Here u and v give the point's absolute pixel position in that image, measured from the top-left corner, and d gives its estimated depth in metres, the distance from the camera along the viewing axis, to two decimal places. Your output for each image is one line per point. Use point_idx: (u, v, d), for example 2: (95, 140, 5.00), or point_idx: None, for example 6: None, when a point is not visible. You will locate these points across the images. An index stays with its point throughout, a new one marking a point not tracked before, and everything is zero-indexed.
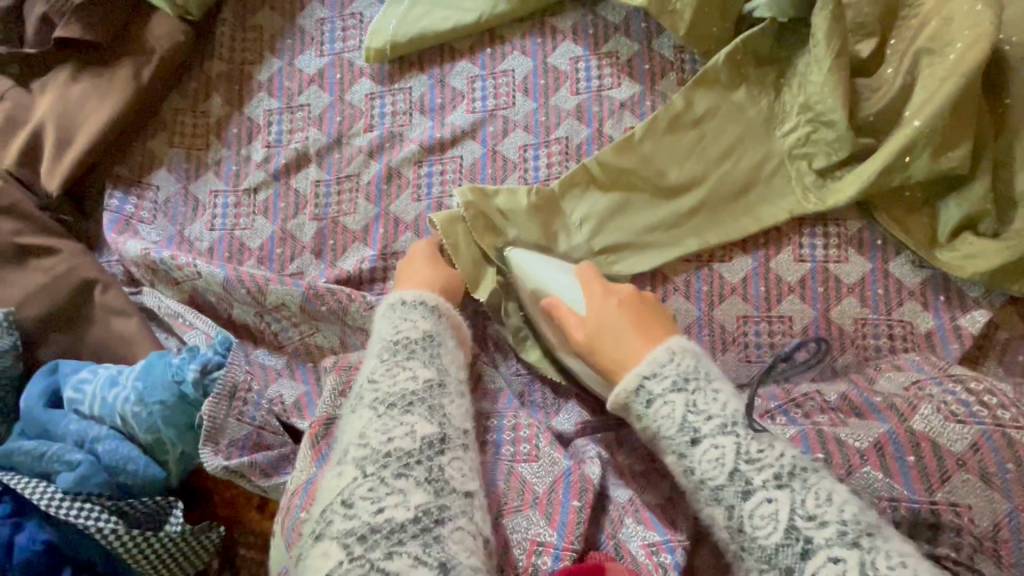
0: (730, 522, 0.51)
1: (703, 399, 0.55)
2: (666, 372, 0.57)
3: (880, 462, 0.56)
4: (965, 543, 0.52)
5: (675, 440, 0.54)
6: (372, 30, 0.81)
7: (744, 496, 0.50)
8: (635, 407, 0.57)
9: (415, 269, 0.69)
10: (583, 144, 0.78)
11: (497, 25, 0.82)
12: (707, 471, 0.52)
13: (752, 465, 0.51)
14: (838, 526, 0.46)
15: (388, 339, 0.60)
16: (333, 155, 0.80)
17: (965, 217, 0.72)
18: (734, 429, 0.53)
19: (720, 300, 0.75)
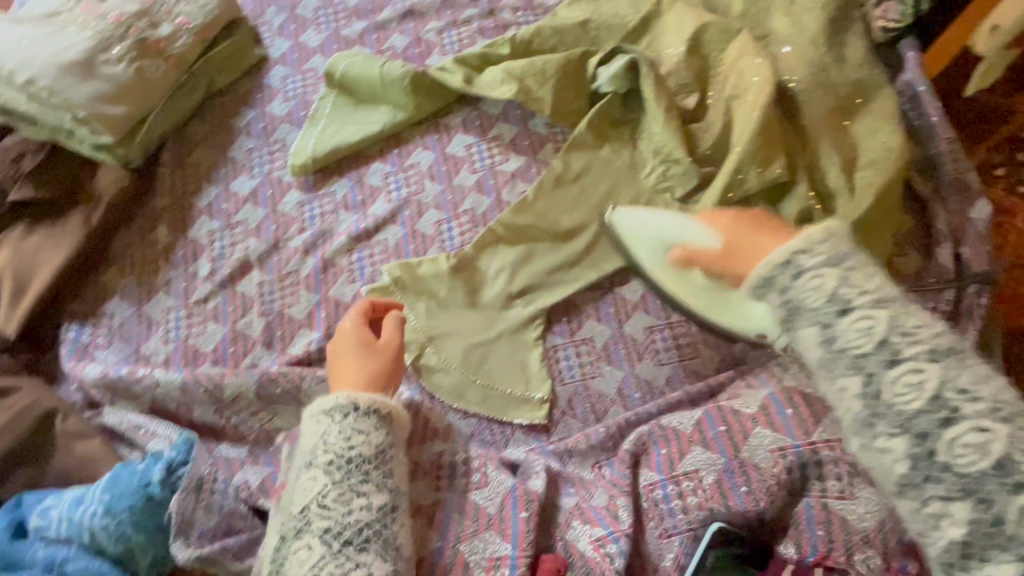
0: (868, 389, 0.50)
1: (854, 275, 0.52)
2: (819, 248, 0.53)
3: (767, 420, 0.65)
4: (845, 470, 0.61)
5: (824, 308, 0.51)
6: (294, 150, 0.95)
7: (890, 365, 0.49)
8: (769, 293, 0.55)
9: (346, 365, 0.69)
10: (487, 212, 0.93)
11: (400, 131, 0.98)
12: (811, 302, 0.52)
13: (859, 333, 0.50)
14: (933, 355, 0.49)
15: (341, 454, 0.62)
16: (273, 258, 0.91)
17: (799, 212, 0.88)
18: (850, 300, 0.51)
19: (627, 317, 0.87)
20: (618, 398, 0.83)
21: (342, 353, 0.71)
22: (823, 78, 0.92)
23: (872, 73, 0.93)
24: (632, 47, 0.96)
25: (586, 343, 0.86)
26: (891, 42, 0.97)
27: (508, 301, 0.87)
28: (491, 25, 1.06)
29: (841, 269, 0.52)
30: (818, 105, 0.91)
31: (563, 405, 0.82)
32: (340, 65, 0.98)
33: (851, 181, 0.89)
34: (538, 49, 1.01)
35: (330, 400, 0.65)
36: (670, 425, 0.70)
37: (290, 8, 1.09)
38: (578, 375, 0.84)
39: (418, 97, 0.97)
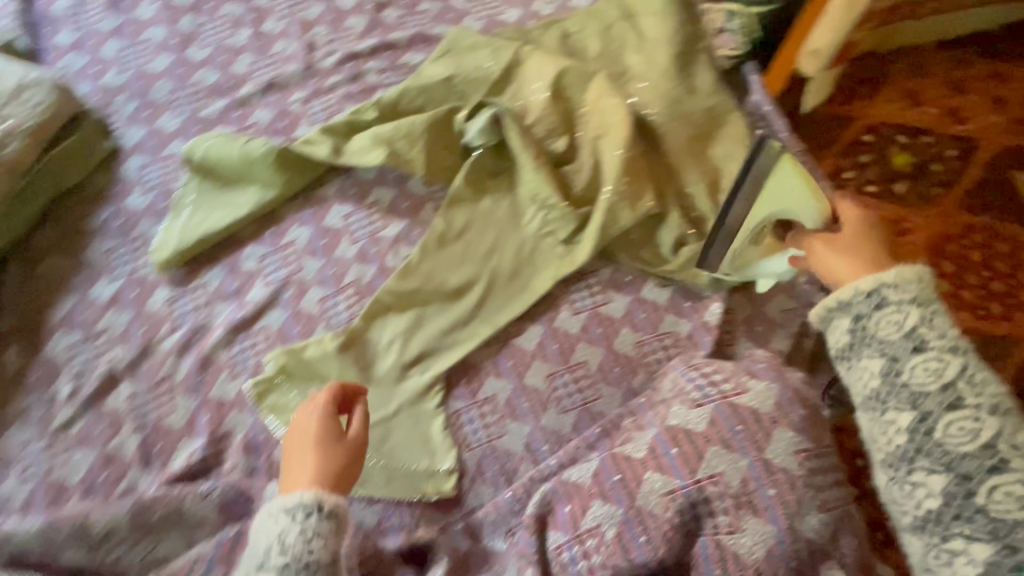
0: (918, 423, 0.59)
1: (934, 319, 0.60)
2: (908, 287, 0.61)
3: (656, 463, 0.66)
4: (730, 505, 0.63)
5: (899, 351, 0.60)
6: (156, 245, 0.90)
7: (952, 408, 0.58)
8: (839, 317, 0.64)
9: (303, 457, 0.68)
10: (372, 281, 0.90)
11: (272, 209, 0.94)
12: (889, 341, 0.60)
13: (926, 373, 0.59)
14: (992, 406, 0.57)
15: (298, 557, 0.61)
16: (144, 366, 0.84)
17: (676, 239, 0.91)
18: (923, 341, 0.59)
19: (527, 368, 0.86)
20: (527, 454, 0.81)
21: (302, 441, 0.70)
22: (678, 108, 0.97)
23: (722, 99, 0.98)
24: (496, 101, 0.98)
25: (489, 401, 0.84)
26: (735, 67, 1.03)
27: (403, 371, 0.84)
28: (356, 89, 1.05)
29: (922, 311, 0.60)
30: (678, 135, 0.95)
31: (472, 472, 0.79)
32: (199, 149, 0.94)
33: (718, 202, 0.93)
34: (406, 109, 1.00)
35: (292, 497, 0.64)
36: (571, 480, 0.70)
37: (141, 94, 1.04)
38: (484, 437, 0.81)
39: (285, 173, 0.94)
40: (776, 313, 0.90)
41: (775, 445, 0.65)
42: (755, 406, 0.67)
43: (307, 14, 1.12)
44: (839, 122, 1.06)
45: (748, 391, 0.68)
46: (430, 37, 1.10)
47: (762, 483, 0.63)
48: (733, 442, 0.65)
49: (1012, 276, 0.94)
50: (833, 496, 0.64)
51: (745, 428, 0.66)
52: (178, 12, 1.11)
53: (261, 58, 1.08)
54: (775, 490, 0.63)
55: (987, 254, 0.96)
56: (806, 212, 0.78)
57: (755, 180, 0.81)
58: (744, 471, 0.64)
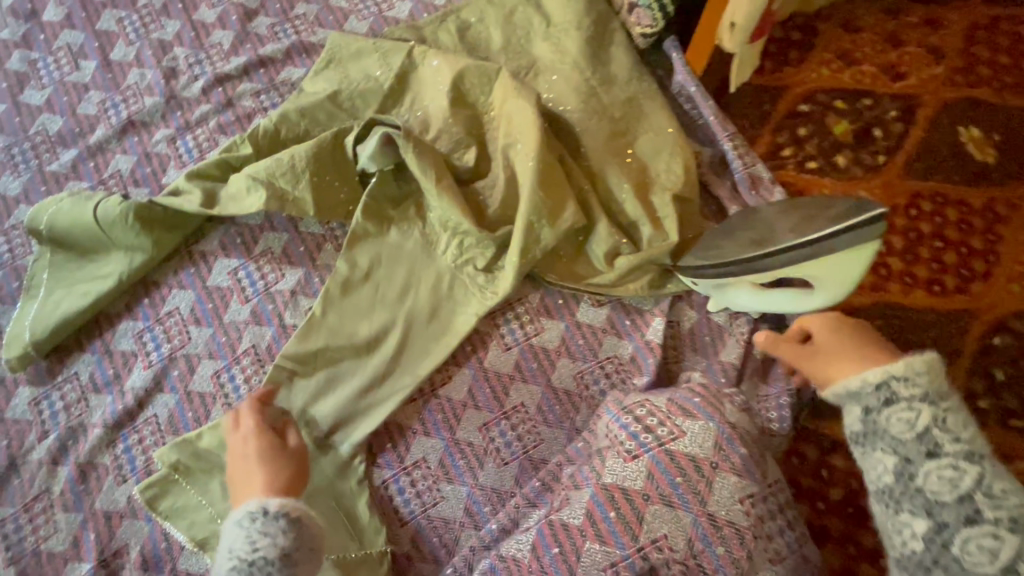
0: (932, 532, 0.53)
1: (950, 420, 0.55)
2: (918, 380, 0.57)
3: (595, 531, 0.60)
4: (678, 571, 0.58)
5: (910, 452, 0.55)
6: (7, 339, 0.76)
7: (969, 521, 0.51)
8: (850, 405, 0.60)
9: (250, 474, 0.64)
10: (272, 345, 0.79)
11: (145, 274, 0.82)
12: (901, 443, 0.56)
13: (940, 480, 0.53)
14: (1016, 520, 0.50)
15: (245, 560, 0.58)
16: (13, 483, 0.72)
17: (607, 250, 0.82)
18: (938, 446, 0.55)
19: (458, 421, 0.77)
20: (467, 519, 0.73)
21: (243, 459, 0.66)
22: (593, 103, 0.87)
23: (641, 88, 0.89)
24: (388, 116, 0.85)
25: (419, 465, 0.75)
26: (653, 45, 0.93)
27: (319, 445, 0.75)
28: (231, 118, 0.91)
29: (936, 411, 0.56)
30: (597, 134, 0.85)
31: (408, 549, 0.72)
32: (44, 217, 0.80)
33: (649, 204, 0.83)
34: (288, 137, 0.87)
35: (240, 508, 0.61)
36: (508, 553, 0.63)
37: None
38: (417, 507, 0.73)
39: (153, 232, 0.80)
40: (723, 318, 0.81)
41: (719, 495, 0.60)
42: (694, 451, 0.61)
43: (163, 34, 0.96)
44: (773, 93, 0.96)
45: (685, 434, 0.62)
46: (309, 46, 0.96)
47: (710, 541, 0.58)
48: (675, 499, 0.59)
49: (965, 243, 0.89)
50: (784, 542, 0.61)
51: (685, 479, 0.60)
52: (6, 48, 0.94)
53: (113, 93, 0.92)
54: (724, 548, 0.58)
55: (938, 223, 0.89)
56: (834, 291, 0.70)
57: (830, 252, 0.66)
58: (690, 530, 0.58)
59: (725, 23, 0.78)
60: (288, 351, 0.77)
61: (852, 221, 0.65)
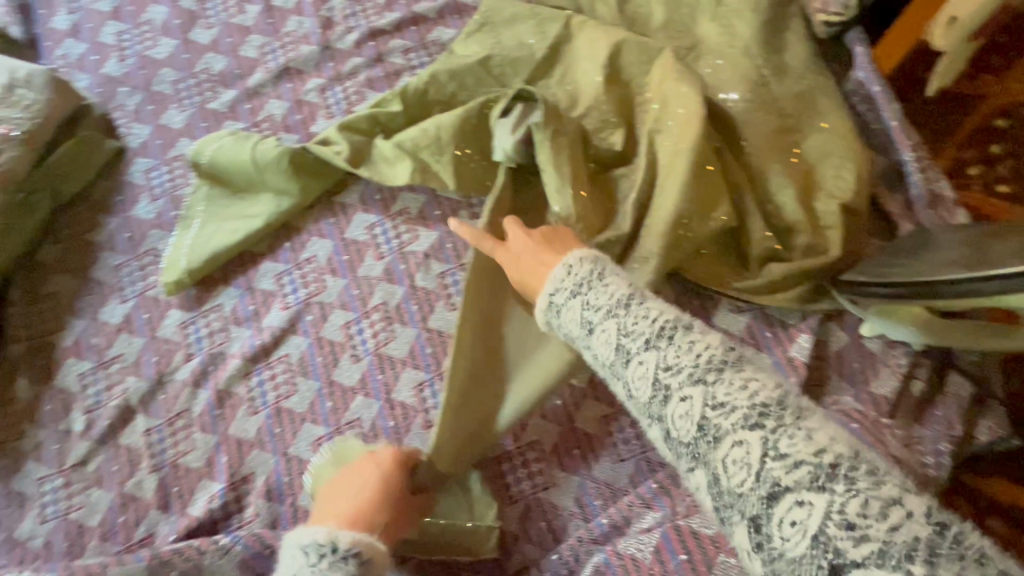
0: (668, 438, 0.45)
1: (719, 394, 0.43)
2: (682, 363, 0.45)
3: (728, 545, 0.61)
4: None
5: (612, 360, 0.50)
6: (166, 264, 0.81)
7: (664, 399, 0.45)
8: (649, 420, 0.47)
9: (343, 496, 0.59)
10: (401, 304, 0.80)
11: (289, 219, 0.84)
12: (602, 353, 0.51)
13: (638, 378, 0.47)
14: (694, 375, 0.44)
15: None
16: (159, 398, 0.78)
17: (758, 254, 0.77)
18: (625, 347, 0.49)
19: (577, 408, 0.75)
20: (577, 509, 0.71)
21: (352, 480, 0.61)
22: (762, 94, 0.80)
23: (816, 82, 0.81)
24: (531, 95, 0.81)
25: (534, 446, 0.74)
26: (834, 37, 0.84)
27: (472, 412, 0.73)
28: (380, 73, 0.91)
29: (619, 315, 0.51)
30: (763, 129, 0.79)
31: (513, 528, 0.71)
32: (206, 152, 0.83)
33: (811, 212, 0.77)
34: (435, 98, 0.86)
35: (309, 531, 0.51)
36: (626, 552, 0.63)
37: (145, 86, 0.93)
38: (528, 488, 0.73)
39: (301, 179, 0.83)
40: (877, 345, 0.75)
41: None
42: None
43: None
44: (964, 103, 0.86)
45: None
46: (463, 8, 0.94)
47: None
48: None
49: None
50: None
51: None
52: None
53: (272, 39, 0.95)
54: None
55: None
56: None
57: None
58: None
59: (942, 19, 0.70)
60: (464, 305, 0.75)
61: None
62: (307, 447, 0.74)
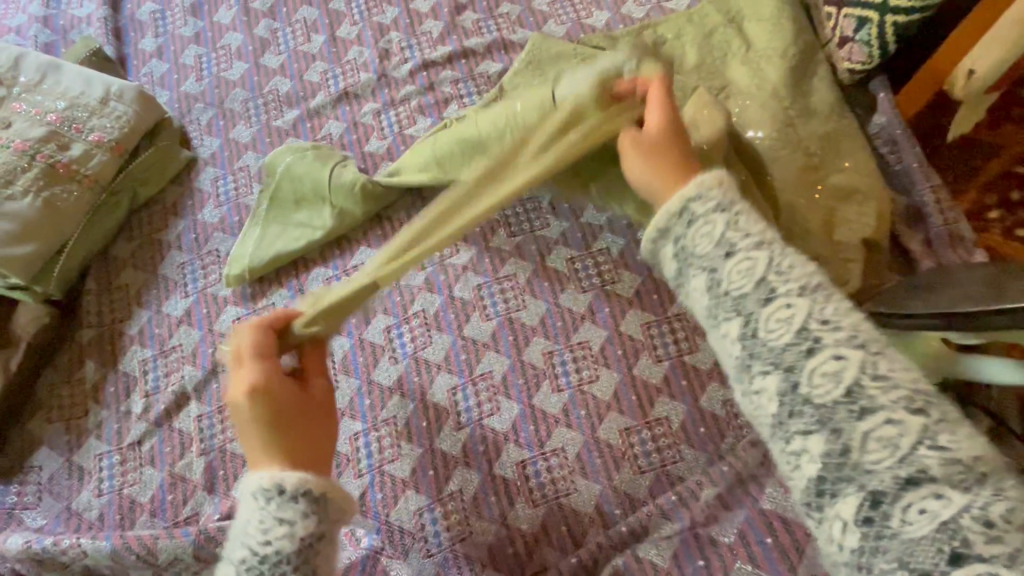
0: (785, 386, 0.47)
1: (878, 369, 0.45)
2: (843, 326, 0.47)
3: (747, 552, 0.65)
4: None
5: (752, 292, 0.50)
6: (230, 259, 0.89)
7: (809, 353, 0.46)
8: (769, 371, 0.48)
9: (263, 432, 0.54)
10: (439, 312, 0.85)
11: (346, 229, 0.91)
12: (739, 283, 0.51)
13: (776, 323, 0.49)
14: (857, 343, 0.46)
15: (256, 551, 0.49)
16: (211, 386, 0.84)
17: None
18: (773, 288, 0.50)
19: (601, 420, 0.79)
20: (597, 516, 0.74)
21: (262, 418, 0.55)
22: (789, 133, 0.85)
23: (840, 124, 0.86)
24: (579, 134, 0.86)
25: (558, 454, 0.77)
26: (859, 84, 0.89)
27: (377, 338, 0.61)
28: (430, 100, 0.99)
29: (768, 250, 0.52)
30: (789, 166, 0.83)
31: (535, 531, 0.74)
32: (282, 162, 0.92)
33: (833, 245, 0.80)
34: None
35: (253, 479, 0.51)
36: (647, 557, 0.68)
37: (218, 103, 1.02)
38: (551, 494, 0.76)
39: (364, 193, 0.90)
40: None
41: None
42: None
43: (383, 18, 1.07)
44: (981, 151, 0.89)
45: None
46: (509, 44, 1.02)
47: None
48: None
49: None
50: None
51: None
52: (255, 17, 1.09)
53: (334, 66, 1.04)
54: None
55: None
56: None
57: None
58: None
59: (961, 70, 0.78)
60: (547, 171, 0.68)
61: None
62: (346, 439, 0.80)
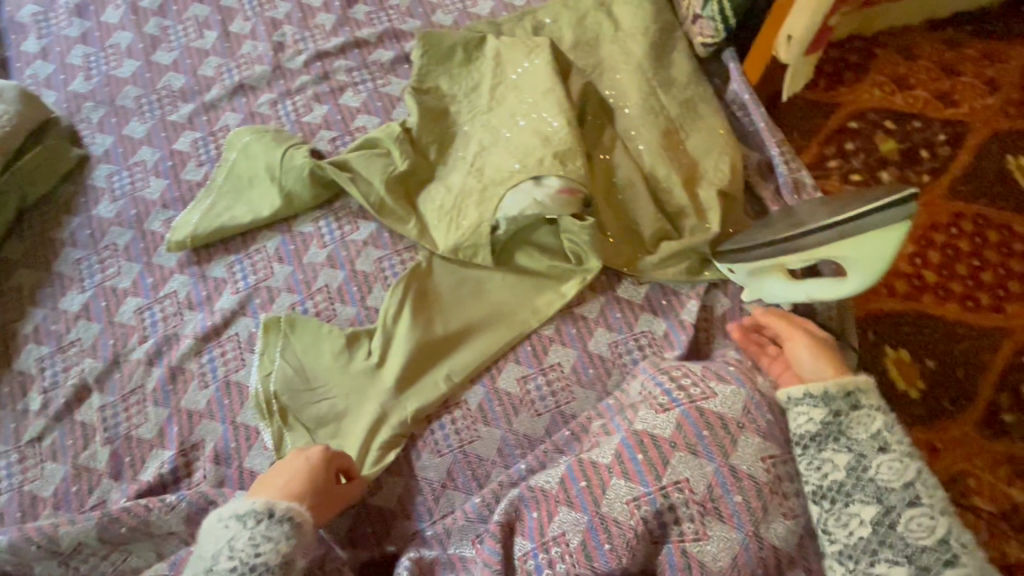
0: None
1: None
2: (965, 541, 0.60)
3: (622, 468, 0.68)
4: (696, 511, 0.64)
5: (895, 505, 0.62)
6: (176, 225, 0.91)
7: (947, 563, 0.59)
8: (897, 564, 0.60)
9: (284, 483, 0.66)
10: (342, 286, 0.89)
11: (295, 214, 0.93)
12: (883, 476, 0.64)
13: (919, 528, 0.61)
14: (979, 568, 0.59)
15: (245, 562, 0.59)
16: (114, 376, 0.84)
17: (653, 233, 0.88)
18: (918, 496, 0.62)
19: (500, 371, 0.84)
20: (499, 458, 0.80)
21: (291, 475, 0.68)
22: (653, 102, 0.94)
23: (698, 91, 0.96)
24: (496, 129, 0.93)
25: (461, 406, 0.82)
26: (712, 55, 1.00)
27: (370, 374, 0.83)
28: (326, 89, 1.03)
29: (915, 461, 0.64)
30: (653, 130, 0.92)
31: (442, 478, 0.79)
32: (244, 139, 0.95)
33: (695, 197, 0.90)
34: (454, 113, 0.98)
35: (245, 503, 0.62)
36: (537, 486, 0.71)
37: (109, 101, 1.02)
38: (455, 443, 0.80)
39: (316, 181, 0.92)
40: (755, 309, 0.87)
41: (741, 452, 0.67)
42: (723, 411, 0.69)
43: (275, 13, 1.10)
44: (824, 109, 1.05)
45: (716, 396, 0.70)
46: (400, 33, 1.07)
47: (728, 489, 0.65)
48: (699, 448, 0.67)
49: (977, 256, 0.97)
50: (799, 503, 0.68)
51: (712, 434, 0.67)
52: (144, 15, 1.10)
53: (228, 60, 1.06)
54: (741, 496, 0.65)
55: (951, 255, 0.97)
56: (860, 278, 0.73)
57: (860, 231, 0.68)
58: (710, 476, 0.65)
59: (782, 37, 0.90)
60: (455, 237, 0.87)
61: (897, 199, 0.66)
62: (253, 413, 0.82)
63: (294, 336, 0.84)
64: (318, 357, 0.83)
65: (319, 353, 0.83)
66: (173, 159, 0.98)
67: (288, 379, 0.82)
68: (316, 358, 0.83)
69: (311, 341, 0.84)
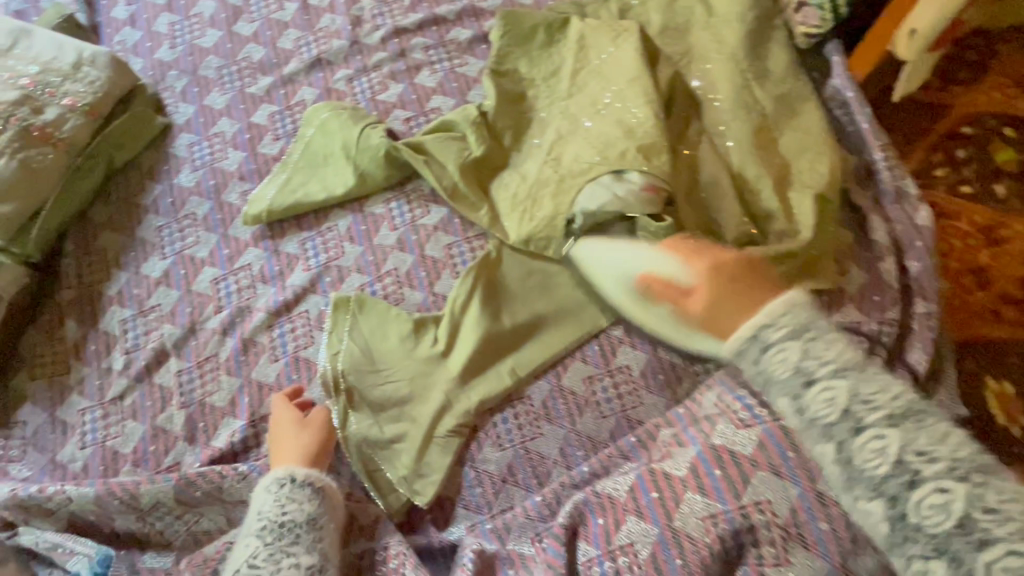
0: None
1: None
2: None
3: (696, 484, 0.65)
4: (778, 535, 0.61)
5: None
6: (253, 198, 0.92)
7: None
8: None
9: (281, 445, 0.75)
10: (411, 271, 0.88)
11: (367, 194, 0.93)
12: None
13: (935, 511, 0.45)
14: None
15: (274, 519, 0.66)
16: (190, 343, 0.86)
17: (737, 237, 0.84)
18: None
19: (566, 368, 0.83)
20: (560, 458, 0.79)
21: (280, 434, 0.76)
22: (746, 95, 0.88)
23: (795, 87, 0.89)
24: (576, 117, 0.90)
25: (525, 402, 0.81)
26: (814, 48, 0.93)
27: (435, 361, 0.82)
28: (402, 67, 1.01)
29: None
30: (745, 126, 0.87)
31: (503, 473, 0.78)
32: (321, 116, 0.95)
33: (786, 201, 0.84)
34: (532, 99, 0.95)
35: (269, 475, 0.70)
36: (604, 492, 0.70)
37: (192, 71, 1.04)
38: (517, 438, 0.80)
39: (390, 163, 0.91)
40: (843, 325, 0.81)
41: None
42: None
43: None
44: (935, 112, 0.97)
45: None
46: (479, 11, 1.04)
47: (815, 516, 0.61)
48: (784, 471, 0.63)
49: None
50: None
51: (798, 456, 0.64)
52: None
53: (307, 33, 1.05)
54: (828, 525, 0.60)
55: None
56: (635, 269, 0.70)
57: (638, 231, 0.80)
58: (795, 501, 0.62)
59: (903, 32, 0.86)
60: (528, 227, 0.85)
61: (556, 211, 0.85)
62: (320, 391, 0.83)
63: (365, 317, 0.84)
64: (384, 340, 0.83)
65: (387, 336, 0.84)
66: (251, 132, 0.99)
67: (357, 361, 0.82)
68: (383, 340, 0.83)
69: (378, 323, 0.84)
